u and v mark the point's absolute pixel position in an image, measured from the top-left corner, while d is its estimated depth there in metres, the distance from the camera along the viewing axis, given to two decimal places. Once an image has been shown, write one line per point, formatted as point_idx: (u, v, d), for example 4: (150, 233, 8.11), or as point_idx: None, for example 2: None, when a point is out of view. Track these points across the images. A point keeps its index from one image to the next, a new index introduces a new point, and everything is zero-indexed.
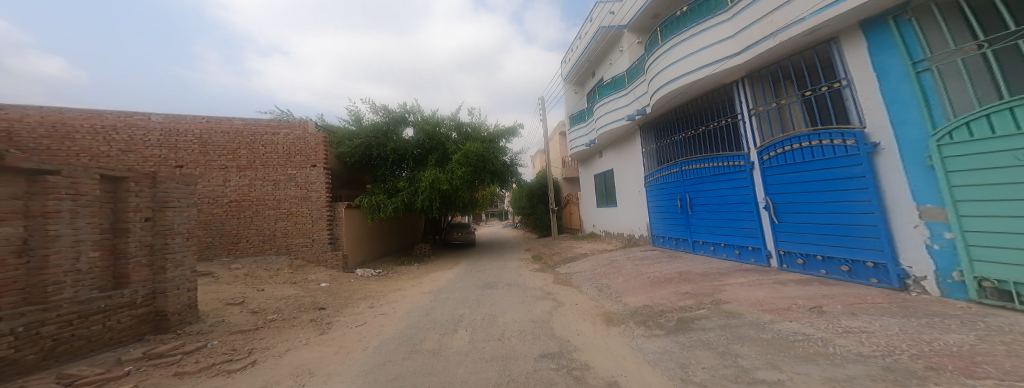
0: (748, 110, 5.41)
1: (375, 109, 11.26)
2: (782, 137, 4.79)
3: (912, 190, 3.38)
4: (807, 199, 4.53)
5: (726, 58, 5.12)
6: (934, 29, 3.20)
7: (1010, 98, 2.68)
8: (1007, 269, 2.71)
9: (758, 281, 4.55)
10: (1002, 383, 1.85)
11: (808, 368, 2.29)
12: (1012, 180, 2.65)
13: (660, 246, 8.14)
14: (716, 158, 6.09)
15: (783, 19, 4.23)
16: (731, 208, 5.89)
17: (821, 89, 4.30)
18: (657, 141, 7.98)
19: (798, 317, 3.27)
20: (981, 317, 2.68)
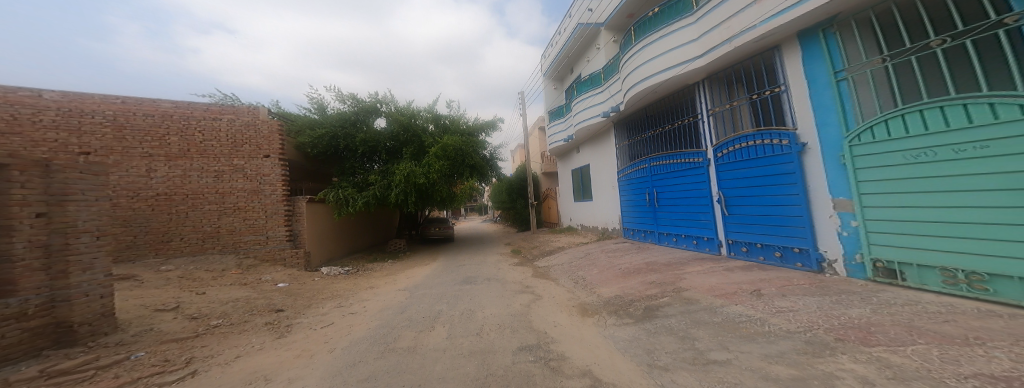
0: (707, 110, 5.79)
1: (341, 97, 10.53)
2: (732, 136, 5.22)
3: (829, 185, 3.89)
4: (750, 193, 5.01)
5: (689, 61, 5.45)
6: (852, 43, 3.66)
7: (903, 106, 3.15)
8: (896, 251, 3.24)
9: (711, 268, 4.97)
10: (892, 349, 2.19)
11: (750, 347, 2.56)
12: (902, 175, 3.15)
13: (631, 238, 8.54)
14: (680, 155, 6.50)
15: (738, 26, 4.59)
16: (691, 202, 6.33)
17: (765, 93, 4.74)
18: (630, 137, 8.34)
19: (742, 300, 3.63)
20: (875, 292, 3.16)
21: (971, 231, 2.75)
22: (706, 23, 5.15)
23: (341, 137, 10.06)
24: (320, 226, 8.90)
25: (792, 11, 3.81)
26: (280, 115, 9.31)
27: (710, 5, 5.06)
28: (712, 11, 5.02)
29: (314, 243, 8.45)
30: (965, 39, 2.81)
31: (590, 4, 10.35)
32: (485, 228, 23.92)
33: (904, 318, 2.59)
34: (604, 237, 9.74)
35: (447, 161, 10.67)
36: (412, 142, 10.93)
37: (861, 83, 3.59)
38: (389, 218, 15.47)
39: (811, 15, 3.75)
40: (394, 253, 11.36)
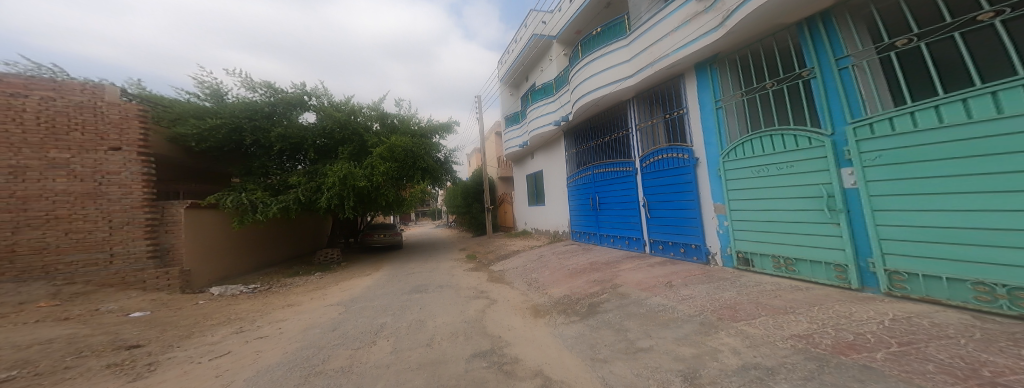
0: (635, 125, 6.36)
1: (250, 84, 8.90)
2: (650, 150, 5.95)
3: (713, 192, 4.73)
4: (660, 198, 5.78)
5: (621, 80, 5.95)
6: (727, 78, 4.52)
7: (755, 132, 4.06)
8: (749, 243, 4.17)
9: (639, 264, 5.53)
10: (750, 324, 2.73)
11: (665, 333, 2.92)
12: (754, 185, 4.07)
13: (578, 240, 9.00)
14: (613, 164, 7.12)
15: (658, 52, 5.16)
16: (619, 205, 6.99)
17: (672, 114, 5.49)
18: (578, 146, 8.78)
19: (660, 291, 4.12)
20: (739, 278, 3.95)
21: (791, 228, 3.69)
22: (631, 47, 5.74)
23: (258, 131, 8.63)
24: (205, 237, 7.30)
25: (695, 44, 4.45)
26: (150, 97, 7.33)
27: (639, 31, 5.55)
28: (638, 37, 5.58)
29: (194, 259, 6.88)
30: (787, 83, 3.77)
31: (544, 17, 10.80)
32: (435, 233, 22.83)
33: (757, 297, 3.26)
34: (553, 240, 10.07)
35: (395, 162, 9.85)
36: (350, 141, 9.90)
37: (730, 112, 4.47)
38: (318, 225, 13.84)
39: (707, 50, 4.45)
40: (324, 264, 10.06)
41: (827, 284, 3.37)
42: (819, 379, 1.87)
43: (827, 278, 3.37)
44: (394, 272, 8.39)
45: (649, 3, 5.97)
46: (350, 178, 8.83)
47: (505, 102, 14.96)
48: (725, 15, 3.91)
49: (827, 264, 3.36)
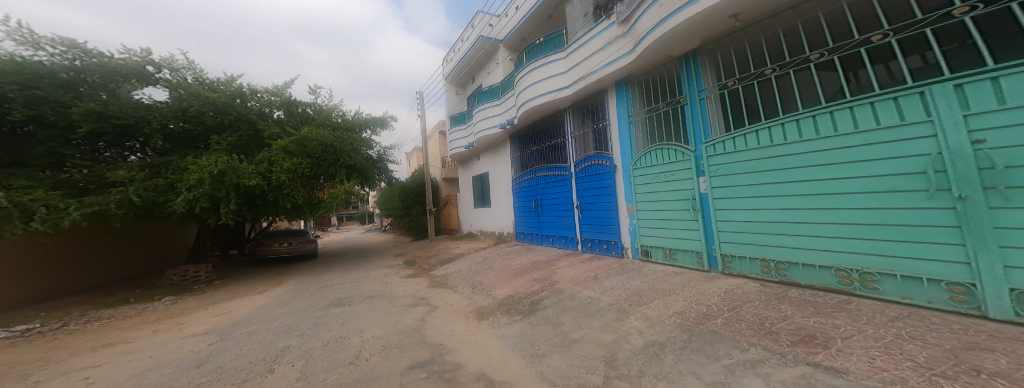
0: (572, 133, 6.82)
1: (33, 41, 6.10)
2: (580, 157, 6.52)
3: (625, 195, 5.42)
4: (586, 200, 6.36)
5: (559, 89, 6.34)
6: (636, 97, 5.24)
7: (654, 144, 4.85)
8: (648, 237, 4.96)
9: (575, 261, 5.95)
10: (650, 308, 3.29)
11: (593, 323, 3.23)
12: (652, 189, 4.86)
13: (521, 241, 9.18)
14: (550, 168, 7.56)
15: (589, 67, 5.62)
16: (555, 207, 7.42)
17: (597, 126, 6.11)
18: (521, 150, 9.02)
19: (588, 284, 4.52)
20: (647, 269, 4.60)
21: (672, 224, 4.57)
22: (567, 60, 6.20)
23: (47, 106, 5.87)
24: None
25: (617, 64, 5.00)
26: None
27: (576, 45, 5.95)
28: (574, 51, 5.99)
29: None
30: (670, 107, 4.61)
31: (490, 20, 10.89)
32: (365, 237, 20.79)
33: (659, 285, 3.85)
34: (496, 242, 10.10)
35: (304, 159, 8.44)
36: (231, 131, 7.96)
37: (637, 126, 5.20)
38: (177, 235, 10.70)
39: (625, 70, 5.06)
40: (186, 284, 7.70)
41: (692, 268, 4.31)
42: (698, 348, 2.36)
43: (693, 263, 4.28)
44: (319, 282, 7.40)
45: (582, 20, 6.39)
46: (233, 176, 6.88)
47: (450, 101, 14.56)
48: (635, 42, 4.53)
49: (692, 251, 4.29)
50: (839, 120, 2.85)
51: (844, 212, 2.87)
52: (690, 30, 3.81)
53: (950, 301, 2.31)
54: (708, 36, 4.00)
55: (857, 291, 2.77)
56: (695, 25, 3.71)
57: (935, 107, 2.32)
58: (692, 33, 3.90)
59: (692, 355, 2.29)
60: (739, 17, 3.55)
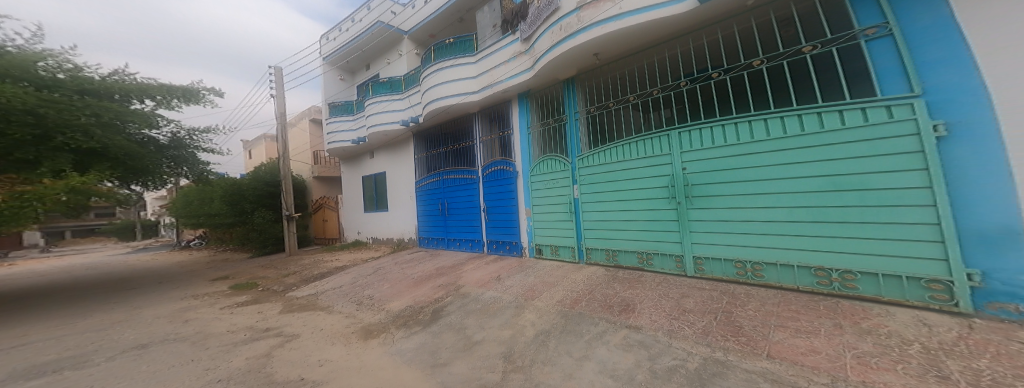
0: (479, 138, 6.93)
1: None
2: (487, 162, 6.71)
3: (525, 199, 5.86)
4: (492, 204, 6.58)
5: (468, 93, 6.41)
6: (535, 110, 5.75)
7: (548, 154, 5.43)
8: (541, 237, 5.51)
9: (481, 263, 6.11)
10: (540, 300, 3.66)
11: (492, 323, 3.39)
12: (544, 194, 5.45)
13: (426, 247, 8.78)
14: (457, 171, 7.49)
15: (496, 76, 5.89)
16: (463, 211, 7.39)
17: (503, 133, 6.43)
18: (426, 150, 8.67)
19: (491, 285, 4.71)
20: (543, 264, 5.17)
21: (549, 224, 5.37)
22: (474, 66, 6.38)
23: None
24: None
25: (519, 77, 5.38)
26: None
27: (485, 53, 6.15)
28: (482, 58, 6.19)
29: None
30: (559, 123, 5.27)
31: (392, 8, 10.16)
32: (189, 253, 15.30)
33: (546, 278, 4.39)
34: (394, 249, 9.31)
35: None
36: None
37: (536, 136, 5.70)
38: None
39: (526, 84, 5.52)
40: None
41: (568, 261, 5.08)
42: (572, 330, 2.80)
43: (572, 257, 5.03)
44: (123, 316, 5.27)
45: (491, 30, 6.69)
46: None
47: (331, 86, 12.09)
48: (534, 60, 5.00)
49: (569, 247, 5.06)
50: (628, 150, 4.28)
51: (624, 215, 4.35)
52: (570, 60, 4.52)
53: (675, 267, 3.84)
54: (581, 67, 4.84)
55: (644, 267, 4.16)
56: (573, 56, 4.42)
57: (664, 147, 3.89)
58: (570, 63, 4.64)
59: (567, 337, 2.70)
60: (598, 56, 4.45)
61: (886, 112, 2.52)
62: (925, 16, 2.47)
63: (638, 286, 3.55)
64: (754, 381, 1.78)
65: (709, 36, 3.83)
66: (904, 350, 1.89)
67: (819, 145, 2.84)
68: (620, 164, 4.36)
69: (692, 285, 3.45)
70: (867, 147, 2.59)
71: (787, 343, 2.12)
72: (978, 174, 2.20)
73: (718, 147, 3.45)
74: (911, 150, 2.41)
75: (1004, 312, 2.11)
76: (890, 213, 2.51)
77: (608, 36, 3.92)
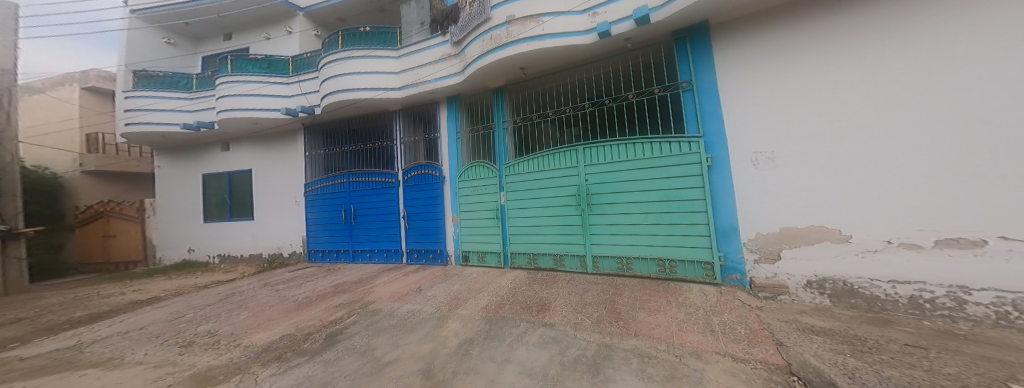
0: (400, 138, 6.57)
1: None
2: (411, 164, 6.36)
3: (452, 205, 5.82)
4: (416, 210, 6.26)
5: (388, 89, 6.06)
6: (464, 115, 5.86)
7: (476, 160, 5.54)
8: (469, 244, 5.54)
9: (396, 276, 5.69)
10: (465, 308, 3.70)
11: (407, 339, 3.20)
12: (471, 200, 5.52)
13: (319, 261, 7.58)
14: (375, 174, 6.80)
15: (422, 75, 5.77)
16: (377, 219, 6.81)
17: (429, 135, 6.24)
18: (326, 148, 7.59)
19: (409, 297, 4.48)
20: (465, 270, 5.29)
21: (473, 231, 5.49)
22: (397, 62, 6.12)
23: None
24: None
25: (448, 80, 5.41)
26: None
27: (409, 50, 5.98)
28: (406, 55, 5.98)
29: None
30: (488, 130, 5.46)
31: None
32: None
33: (467, 285, 4.48)
34: (265, 268, 7.46)
35: None
36: None
37: (465, 142, 5.76)
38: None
39: (453, 88, 5.57)
40: None
41: (494, 267, 5.25)
42: (494, 335, 2.92)
43: (497, 262, 5.21)
44: None
45: (420, 27, 6.28)
46: None
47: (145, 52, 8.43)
48: (464, 66, 5.10)
49: (495, 253, 5.23)
50: (530, 165, 4.89)
51: (525, 223, 4.92)
52: (498, 68, 4.70)
53: (580, 266, 4.45)
54: (510, 79, 5.15)
55: (558, 267, 4.64)
56: (502, 66, 4.63)
57: (555, 165, 4.65)
58: (497, 72, 4.83)
59: (489, 342, 2.81)
60: (524, 70, 4.80)
61: (685, 147, 3.78)
62: (705, 80, 3.76)
63: (553, 286, 3.94)
64: (630, 360, 2.15)
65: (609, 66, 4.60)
66: (728, 326, 2.55)
67: (652, 167, 3.95)
68: (523, 178, 4.95)
69: (590, 280, 4.12)
70: (678, 171, 3.80)
71: (660, 326, 2.62)
72: (724, 192, 3.61)
73: (591, 167, 4.35)
74: (697, 173, 3.69)
75: (733, 280, 3.55)
76: (688, 216, 3.75)
77: (534, 53, 4.27)
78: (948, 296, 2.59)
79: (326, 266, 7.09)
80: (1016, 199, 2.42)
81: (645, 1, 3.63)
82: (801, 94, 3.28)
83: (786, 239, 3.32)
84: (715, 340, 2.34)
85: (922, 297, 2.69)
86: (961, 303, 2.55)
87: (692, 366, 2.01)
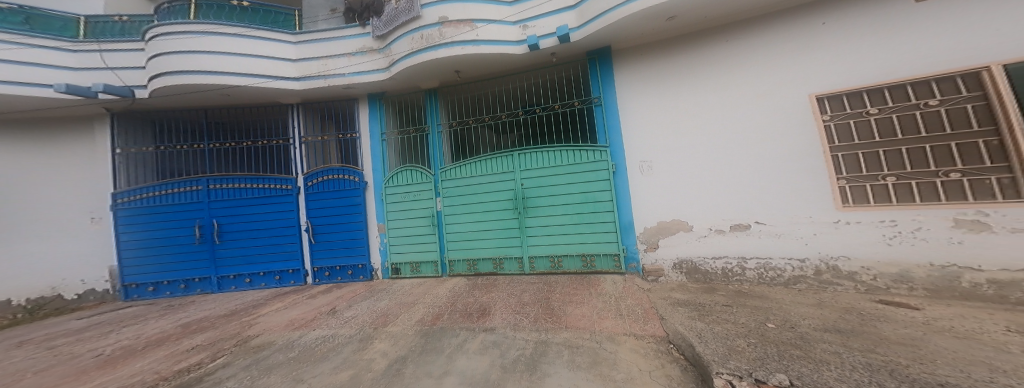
0: (300, 137, 5.64)
1: None
2: (322, 168, 5.53)
3: (376, 214, 5.42)
4: (328, 221, 5.46)
5: (282, 79, 5.02)
6: (390, 116, 5.64)
7: (405, 165, 5.34)
8: (400, 255, 5.28)
9: (293, 301, 4.70)
10: (395, 325, 3.52)
11: (323, 367, 2.72)
12: (400, 207, 5.28)
13: (149, 297, 5.46)
14: (262, 179, 5.49)
15: (333, 67, 5.07)
16: (260, 235, 5.49)
17: (346, 136, 5.64)
18: (161, 144, 5.59)
19: (319, 323, 3.83)
20: (391, 285, 5.00)
21: (403, 239, 5.27)
22: (291, 49, 5.12)
23: None
24: None
25: (369, 77, 5.01)
26: None
27: (312, 36, 5.12)
28: (308, 42, 5.10)
29: None
30: (420, 133, 5.38)
31: None
32: None
33: (397, 298, 4.38)
34: (14, 323, 4.72)
35: None
36: None
37: (392, 144, 5.54)
38: None
39: (376, 85, 5.19)
40: None
41: (432, 276, 5.15)
42: (431, 348, 2.86)
43: (433, 271, 5.14)
44: None
45: (328, 14, 5.75)
46: None
47: None
48: (390, 62, 4.81)
49: (431, 262, 5.14)
50: (462, 171, 5.00)
51: (459, 229, 5.00)
52: (431, 68, 4.65)
53: (517, 268, 4.73)
54: (444, 81, 5.19)
55: (497, 271, 4.84)
56: (435, 65, 4.57)
57: (486, 172, 4.85)
58: (430, 72, 4.80)
59: (427, 357, 2.73)
60: (458, 73, 4.89)
61: (596, 156, 4.40)
62: (612, 97, 4.43)
63: (493, 290, 4.10)
64: (563, 352, 2.44)
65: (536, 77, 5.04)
66: (631, 308, 3.11)
67: (571, 173, 4.50)
68: (456, 183, 5.03)
69: (527, 281, 4.42)
70: (592, 177, 4.41)
71: (582, 317, 3.02)
72: (625, 194, 4.30)
73: (518, 173, 4.71)
74: (605, 178, 4.35)
75: (632, 268, 4.26)
76: (600, 215, 4.38)
77: (467, 56, 4.38)
78: (736, 265, 3.79)
79: (166, 302, 5.21)
80: (780, 188, 3.64)
81: (566, 22, 4.17)
82: (676, 112, 4.15)
83: (659, 232, 4.17)
84: (626, 323, 2.81)
85: (727, 269, 3.82)
86: (743, 269, 3.76)
87: (609, 349, 2.39)
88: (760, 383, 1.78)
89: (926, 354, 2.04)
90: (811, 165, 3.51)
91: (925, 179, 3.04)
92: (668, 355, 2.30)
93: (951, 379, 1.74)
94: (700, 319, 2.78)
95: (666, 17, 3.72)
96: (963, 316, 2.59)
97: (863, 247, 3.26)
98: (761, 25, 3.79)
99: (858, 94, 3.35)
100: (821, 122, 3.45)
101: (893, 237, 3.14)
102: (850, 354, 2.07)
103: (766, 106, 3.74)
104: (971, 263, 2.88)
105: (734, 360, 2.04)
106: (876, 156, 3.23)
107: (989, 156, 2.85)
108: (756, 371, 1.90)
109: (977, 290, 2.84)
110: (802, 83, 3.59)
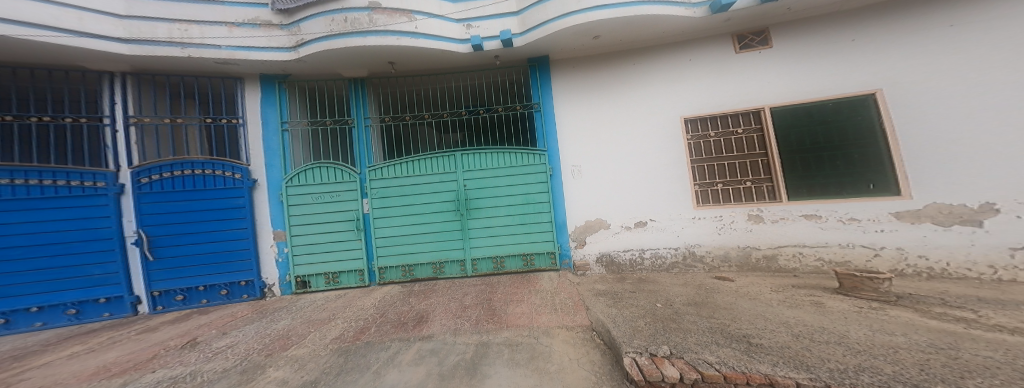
0: (127, 117, 4.09)
1: None
2: (170, 160, 4.14)
3: (273, 219, 4.54)
4: (182, 230, 4.17)
5: (96, 37, 3.62)
6: (295, 103, 4.82)
7: (315, 162, 4.62)
8: (310, 267, 4.55)
9: (108, 341, 3.41)
10: (299, 347, 2.96)
11: None
12: (309, 211, 4.55)
13: None
14: (41, 173, 3.73)
15: (196, 34, 4.00)
16: (28, 255, 3.71)
17: (221, 120, 4.44)
18: None
19: (166, 361, 2.87)
20: (291, 303, 4.23)
21: (313, 248, 4.56)
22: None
23: None
24: None
25: (262, 54, 4.19)
26: None
27: None
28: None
29: None
30: (339, 125, 4.79)
31: None
32: None
33: (303, 315, 3.76)
34: None
35: None
36: None
37: (297, 137, 4.76)
38: None
39: (274, 65, 4.37)
40: None
41: (356, 287, 4.62)
42: (352, 367, 2.54)
43: (355, 282, 4.61)
44: None
45: None
46: None
47: None
48: (298, 42, 4.16)
49: (355, 271, 4.60)
50: (393, 170, 4.64)
51: (387, 233, 4.61)
52: (358, 55, 4.19)
53: (459, 271, 4.60)
54: (374, 71, 4.74)
55: (438, 275, 4.60)
56: (364, 53, 4.15)
57: (419, 172, 4.61)
58: (359, 60, 4.35)
59: (346, 377, 2.40)
60: (393, 65, 4.55)
61: (533, 159, 4.64)
62: (548, 105, 4.73)
63: (431, 296, 3.89)
64: (503, 351, 2.48)
65: (477, 77, 5.05)
66: (562, 302, 3.37)
67: (511, 175, 4.62)
68: (382, 184, 4.62)
69: (470, 283, 4.35)
70: (530, 179, 4.62)
71: (521, 315, 3.12)
72: (557, 198, 4.63)
73: (454, 173, 4.60)
74: (542, 181, 4.61)
75: (566, 264, 4.60)
76: (535, 216, 4.61)
77: (401, 48, 4.09)
78: (632, 257, 4.47)
79: None
80: (669, 193, 4.41)
81: (509, 27, 4.29)
82: (594, 124, 4.66)
83: (584, 231, 4.61)
84: (559, 317, 3.01)
85: (633, 260, 4.46)
86: (643, 259, 4.44)
87: (545, 344, 2.53)
88: (655, 356, 2.13)
89: (737, 314, 2.79)
90: (681, 174, 4.37)
91: (734, 186, 4.22)
92: (592, 341, 2.56)
93: (750, 331, 2.42)
94: (615, 305, 3.19)
95: (592, 36, 4.17)
96: (755, 283, 3.66)
97: (704, 237, 4.28)
98: (658, 55, 4.53)
99: (705, 120, 4.37)
100: (686, 139, 4.37)
101: (721, 228, 4.24)
102: (703, 322, 2.65)
103: (657, 124, 4.49)
104: (756, 244, 4.12)
105: (637, 338, 2.40)
106: (706, 168, 4.31)
107: (760, 171, 4.15)
108: (651, 346, 2.26)
109: (759, 263, 4.09)
110: (677, 108, 4.44)
